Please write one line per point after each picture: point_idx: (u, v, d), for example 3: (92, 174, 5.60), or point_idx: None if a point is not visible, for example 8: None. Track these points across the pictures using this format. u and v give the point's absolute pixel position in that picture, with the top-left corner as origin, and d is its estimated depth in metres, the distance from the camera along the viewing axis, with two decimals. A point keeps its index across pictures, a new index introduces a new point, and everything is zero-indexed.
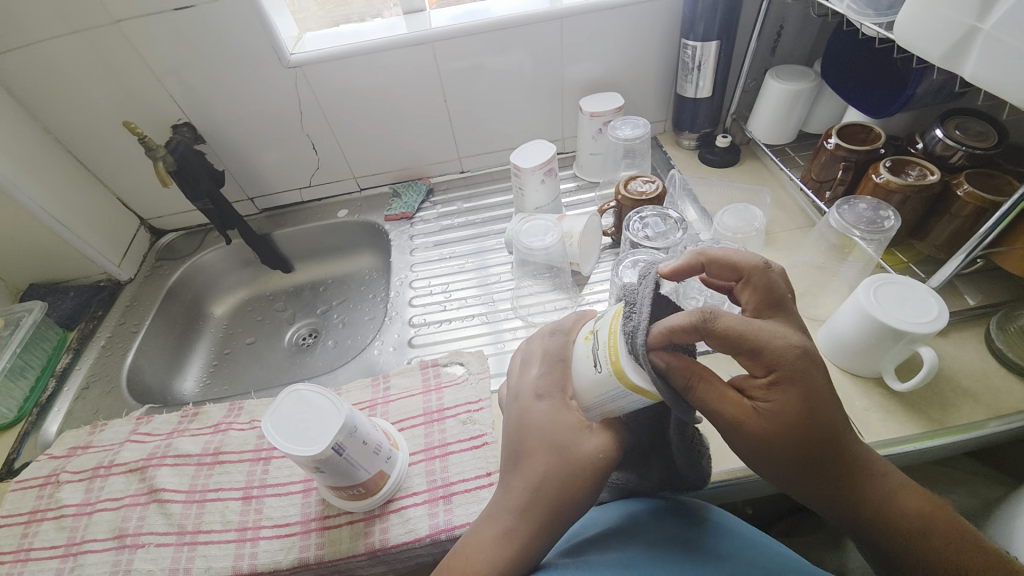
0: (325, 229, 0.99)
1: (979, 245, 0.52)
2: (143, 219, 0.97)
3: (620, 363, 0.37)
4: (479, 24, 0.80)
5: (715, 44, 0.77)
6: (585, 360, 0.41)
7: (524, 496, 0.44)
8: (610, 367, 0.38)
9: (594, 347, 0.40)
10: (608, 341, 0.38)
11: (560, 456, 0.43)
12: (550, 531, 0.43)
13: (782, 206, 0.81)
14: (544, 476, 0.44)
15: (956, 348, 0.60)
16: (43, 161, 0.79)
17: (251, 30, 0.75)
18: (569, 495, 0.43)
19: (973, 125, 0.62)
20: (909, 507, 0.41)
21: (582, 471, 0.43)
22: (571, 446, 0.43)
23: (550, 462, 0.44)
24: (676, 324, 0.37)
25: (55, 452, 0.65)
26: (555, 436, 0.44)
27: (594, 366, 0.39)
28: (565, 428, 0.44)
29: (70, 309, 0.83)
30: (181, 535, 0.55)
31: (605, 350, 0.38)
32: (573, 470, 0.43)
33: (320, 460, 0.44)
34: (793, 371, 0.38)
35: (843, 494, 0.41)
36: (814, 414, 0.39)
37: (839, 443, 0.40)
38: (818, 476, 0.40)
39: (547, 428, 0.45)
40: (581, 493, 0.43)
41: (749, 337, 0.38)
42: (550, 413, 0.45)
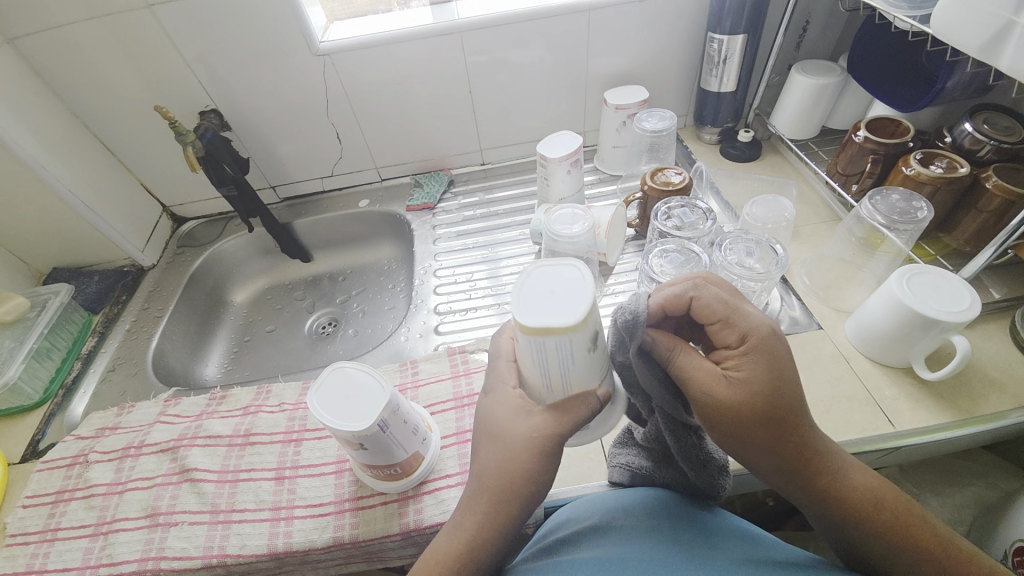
0: (347, 219, 1.00)
1: (1010, 237, 0.52)
2: (165, 206, 0.97)
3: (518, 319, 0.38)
4: (507, 14, 0.80)
5: (742, 38, 0.78)
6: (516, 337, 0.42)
7: (476, 488, 0.43)
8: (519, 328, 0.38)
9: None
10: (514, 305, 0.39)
11: (499, 445, 0.43)
12: (503, 517, 0.42)
13: (806, 200, 0.81)
14: (491, 465, 0.42)
15: (983, 339, 0.60)
16: (72, 144, 0.80)
17: (282, 18, 0.75)
18: (508, 480, 0.41)
19: (1000, 120, 0.62)
20: (878, 500, 0.40)
21: (519, 454, 0.42)
22: (507, 433, 0.43)
23: (491, 452, 0.43)
24: (668, 294, 0.43)
25: (81, 433, 0.65)
26: (495, 425, 0.43)
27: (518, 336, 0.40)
28: (505, 416, 0.43)
29: (94, 293, 0.83)
30: (215, 514, 0.55)
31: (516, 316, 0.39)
32: (511, 455, 0.42)
33: (363, 436, 0.45)
34: (761, 345, 0.40)
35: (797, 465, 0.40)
36: (776, 384, 0.39)
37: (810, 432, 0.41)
38: (777, 445, 0.40)
39: (494, 419, 0.44)
40: (523, 478, 0.41)
41: (725, 313, 0.41)
42: (493, 405, 0.45)
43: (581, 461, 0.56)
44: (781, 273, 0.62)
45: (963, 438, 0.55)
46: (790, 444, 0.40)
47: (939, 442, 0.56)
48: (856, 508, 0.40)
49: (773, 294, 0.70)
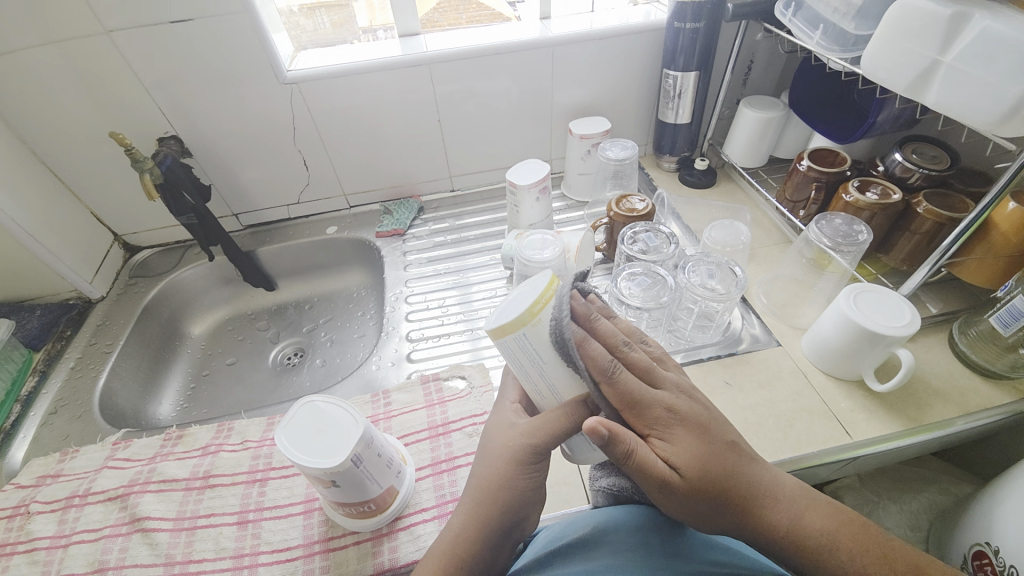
0: (314, 246, 0.98)
1: (942, 257, 0.58)
2: (117, 235, 0.92)
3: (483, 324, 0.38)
4: (474, 48, 0.83)
5: (694, 74, 0.84)
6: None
7: (472, 496, 0.44)
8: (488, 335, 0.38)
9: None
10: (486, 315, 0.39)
11: (489, 452, 0.45)
12: (494, 524, 0.43)
13: (759, 225, 0.86)
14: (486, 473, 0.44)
15: (925, 351, 0.65)
16: (17, 171, 0.75)
17: (249, 47, 0.75)
18: (492, 483, 0.43)
19: (928, 150, 0.69)
20: (840, 545, 0.41)
21: (501, 459, 0.44)
22: (496, 441, 0.45)
23: (483, 457, 0.46)
24: (595, 353, 0.39)
25: (19, 483, 0.60)
26: (490, 434, 0.47)
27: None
28: (500, 425, 0.46)
29: (36, 329, 0.77)
30: (170, 566, 0.51)
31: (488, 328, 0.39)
32: (496, 460, 0.44)
33: (336, 473, 0.44)
34: (660, 428, 0.41)
35: (746, 527, 0.42)
36: (696, 463, 0.40)
37: (746, 496, 0.41)
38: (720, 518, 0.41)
39: (493, 431, 0.46)
40: (504, 481, 0.43)
41: (633, 398, 0.40)
42: (493, 417, 0.48)
43: (559, 487, 0.56)
44: (740, 293, 0.65)
45: (913, 445, 0.59)
46: (732, 513, 0.41)
47: (892, 450, 0.59)
48: (819, 557, 0.41)
49: (735, 314, 0.73)
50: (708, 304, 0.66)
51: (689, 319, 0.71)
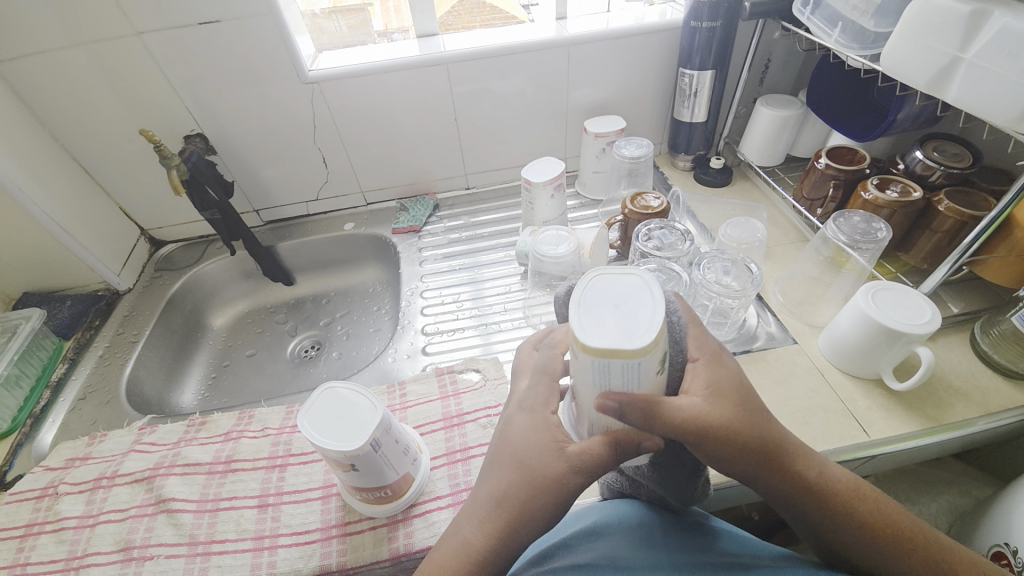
0: (331, 242, 1.00)
1: (963, 255, 0.57)
2: (144, 229, 0.95)
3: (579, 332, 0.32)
4: (490, 48, 0.84)
5: (710, 73, 0.84)
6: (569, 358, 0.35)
7: (491, 518, 0.40)
8: (576, 343, 0.33)
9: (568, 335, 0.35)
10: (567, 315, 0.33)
11: (527, 478, 0.39)
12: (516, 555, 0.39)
13: (776, 223, 0.86)
14: (507, 491, 0.40)
15: (946, 351, 0.64)
16: (50, 167, 0.78)
17: (274, 48, 0.77)
18: (530, 520, 0.39)
19: (949, 148, 0.68)
20: (861, 497, 0.42)
21: (545, 496, 0.38)
22: (537, 468, 0.39)
23: (513, 480, 0.40)
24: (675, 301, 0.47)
25: (50, 464, 0.62)
26: (525, 454, 0.40)
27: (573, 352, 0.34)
28: (537, 445, 0.40)
29: (67, 318, 0.80)
30: (193, 546, 0.53)
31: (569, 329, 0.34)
32: (537, 493, 0.39)
33: (356, 456, 0.45)
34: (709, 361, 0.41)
35: (776, 476, 0.41)
36: (735, 399, 0.40)
37: (782, 442, 0.41)
38: (755, 464, 0.40)
39: (521, 447, 0.40)
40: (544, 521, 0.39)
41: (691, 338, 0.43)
42: (528, 427, 0.41)
43: None
44: (756, 290, 0.65)
45: (931, 445, 0.59)
46: (765, 459, 0.40)
47: (909, 450, 0.58)
48: (842, 508, 0.42)
49: (750, 311, 0.73)
50: (723, 301, 0.66)
51: (703, 316, 0.69)
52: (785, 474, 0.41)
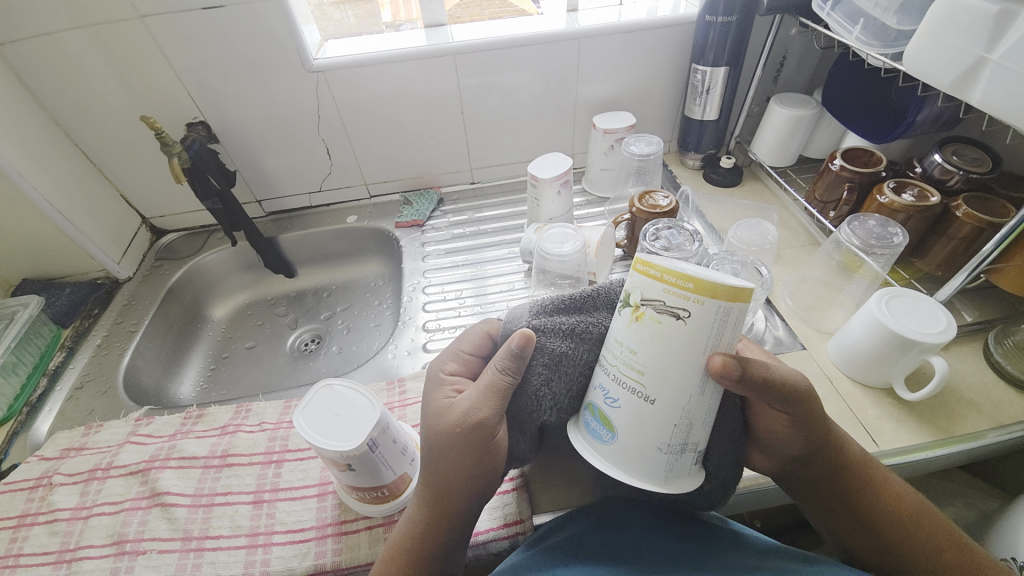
0: (334, 234, 0.99)
1: (982, 263, 0.55)
2: (145, 218, 0.95)
3: (703, 282, 0.30)
4: (499, 40, 0.82)
5: (723, 70, 0.82)
6: (664, 335, 0.32)
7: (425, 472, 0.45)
8: (696, 298, 0.30)
9: (653, 309, 0.32)
10: (667, 280, 0.31)
11: (432, 431, 0.45)
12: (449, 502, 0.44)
13: (787, 226, 0.84)
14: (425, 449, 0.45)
15: (958, 361, 0.63)
16: (51, 153, 0.77)
17: (278, 36, 0.76)
18: (449, 469, 0.44)
19: (969, 152, 0.66)
20: (900, 500, 0.45)
21: (450, 442, 0.44)
22: (440, 422, 0.45)
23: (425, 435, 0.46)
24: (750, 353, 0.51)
25: (46, 454, 0.61)
26: (431, 415, 0.46)
27: (676, 320, 0.32)
28: (439, 406, 0.47)
29: (65, 306, 0.79)
30: (186, 541, 0.52)
31: (671, 294, 0.31)
32: (443, 441, 0.44)
33: (352, 456, 0.44)
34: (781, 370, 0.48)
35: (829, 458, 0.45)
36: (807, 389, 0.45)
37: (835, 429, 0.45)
38: (817, 444, 0.44)
39: (429, 409, 0.47)
40: (464, 472, 0.44)
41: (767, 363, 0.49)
42: (433, 391, 0.48)
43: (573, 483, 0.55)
44: (766, 293, 0.63)
45: (939, 458, 0.57)
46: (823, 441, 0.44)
47: (920, 462, 0.57)
48: (874, 501, 0.45)
49: (758, 315, 0.71)
50: None
51: None
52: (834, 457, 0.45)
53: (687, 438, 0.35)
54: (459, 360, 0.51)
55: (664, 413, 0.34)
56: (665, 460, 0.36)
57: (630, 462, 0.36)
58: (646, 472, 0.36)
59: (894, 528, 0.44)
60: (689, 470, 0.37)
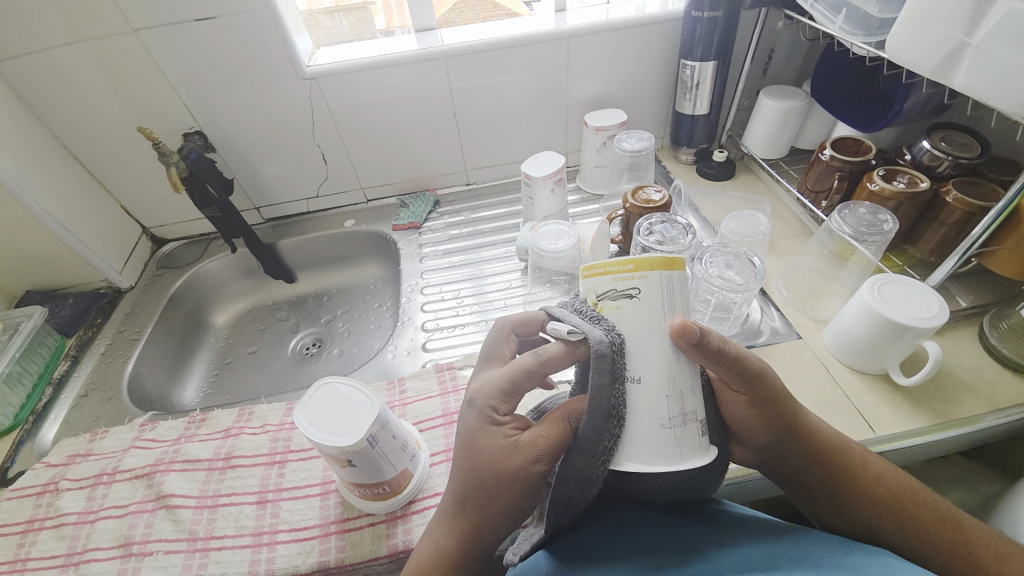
0: (332, 239, 1.00)
1: (971, 246, 0.55)
2: (146, 228, 0.96)
3: (638, 260, 0.36)
4: (489, 41, 0.83)
5: (712, 64, 0.83)
6: (626, 316, 0.37)
7: (461, 509, 0.44)
8: (640, 275, 0.36)
9: (609, 300, 0.37)
10: (611, 270, 0.37)
11: (479, 475, 0.43)
12: (486, 540, 0.44)
13: (780, 217, 0.84)
14: (466, 492, 0.43)
15: (954, 345, 0.63)
16: (51, 166, 0.79)
17: (274, 46, 0.77)
18: (496, 510, 0.43)
19: (957, 137, 0.67)
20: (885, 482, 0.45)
21: (505, 489, 0.42)
22: (492, 469, 0.42)
23: (467, 475, 0.43)
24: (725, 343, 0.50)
25: (52, 460, 0.62)
26: (476, 458, 0.43)
27: (631, 300, 0.37)
28: (489, 448, 0.43)
29: (69, 316, 0.81)
30: (192, 542, 0.53)
31: (618, 280, 0.37)
32: (496, 487, 0.42)
33: (352, 452, 0.44)
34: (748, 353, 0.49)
35: (799, 443, 0.45)
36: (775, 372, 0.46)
37: (799, 413, 0.45)
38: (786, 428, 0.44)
39: (472, 448, 0.43)
40: (513, 511, 0.43)
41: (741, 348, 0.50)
42: (474, 432, 0.44)
43: None
44: (759, 284, 0.64)
45: (937, 442, 0.57)
46: (791, 426, 0.44)
47: (919, 447, 0.57)
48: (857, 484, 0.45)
49: (754, 306, 0.72)
50: (725, 295, 0.65)
51: (705, 311, 0.69)
52: (804, 442, 0.45)
53: (683, 408, 0.37)
54: (509, 397, 0.44)
55: (652, 390, 0.37)
56: (671, 436, 0.36)
57: (639, 450, 0.37)
58: (662, 457, 0.37)
59: (879, 510, 0.44)
60: (699, 443, 0.38)
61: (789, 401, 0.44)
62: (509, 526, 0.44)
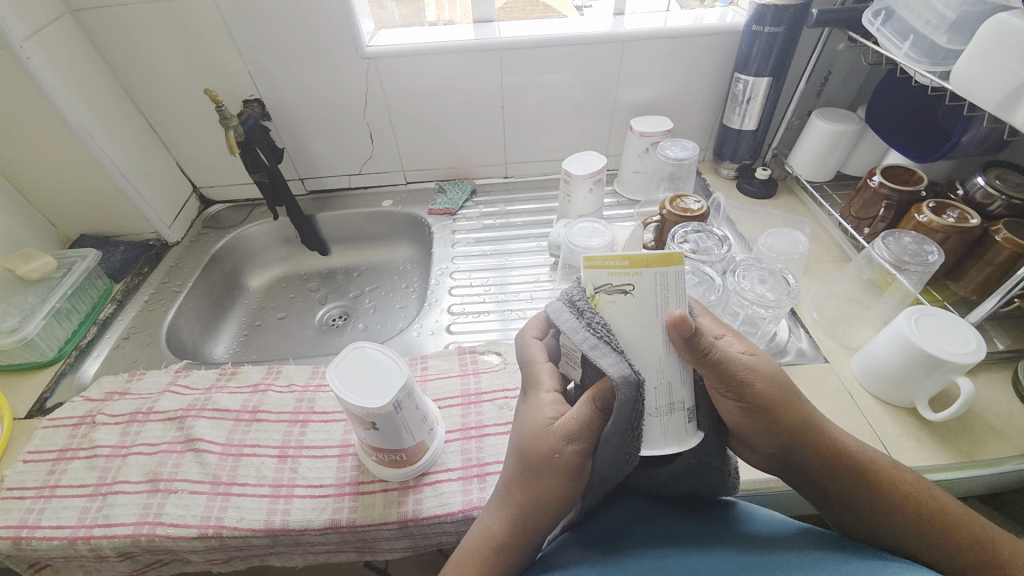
0: (369, 216, 1.02)
1: (1015, 287, 0.53)
2: (196, 187, 1.00)
3: (633, 256, 0.38)
4: (544, 38, 0.84)
5: (766, 81, 0.82)
6: (618, 309, 0.38)
7: (506, 493, 0.45)
8: (634, 270, 0.38)
9: (605, 293, 0.38)
10: (607, 265, 0.38)
11: (521, 454, 0.44)
12: (532, 527, 0.44)
13: (818, 240, 0.83)
14: (511, 474, 0.45)
15: (987, 387, 0.61)
16: (119, 118, 0.83)
17: (337, 24, 0.80)
18: (539, 494, 0.43)
19: (1014, 176, 0.65)
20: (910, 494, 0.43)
21: (544, 469, 0.43)
22: (531, 448, 0.44)
23: (513, 456, 0.45)
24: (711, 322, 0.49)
25: (90, 395, 0.66)
26: (520, 435, 0.45)
27: (625, 295, 0.38)
28: (533, 423, 0.45)
29: (119, 262, 0.85)
30: (215, 485, 0.55)
31: (614, 275, 0.38)
32: (536, 466, 0.43)
33: (378, 415, 0.46)
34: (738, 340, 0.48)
35: (809, 454, 0.43)
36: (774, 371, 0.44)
37: (806, 422, 0.43)
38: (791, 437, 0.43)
39: (518, 427, 0.46)
40: (556, 498, 0.43)
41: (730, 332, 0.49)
42: (526, 410, 0.47)
43: None
44: (791, 303, 0.63)
45: (959, 483, 0.56)
46: (796, 436, 0.43)
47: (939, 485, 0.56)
48: (878, 497, 0.43)
49: (782, 325, 0.71)
50: (755, 310, 0.64)
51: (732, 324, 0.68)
52: (815, 453, 0.43)
53: (671, 398, 0.39)
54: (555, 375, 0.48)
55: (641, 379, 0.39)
56: (658, 421, 0.39)
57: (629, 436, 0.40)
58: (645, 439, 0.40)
59: (902, 524, 0.42)
60: (684, 429, 0.40)
61: (792, 408, 0.43)
62: (557, 511, 0.44)
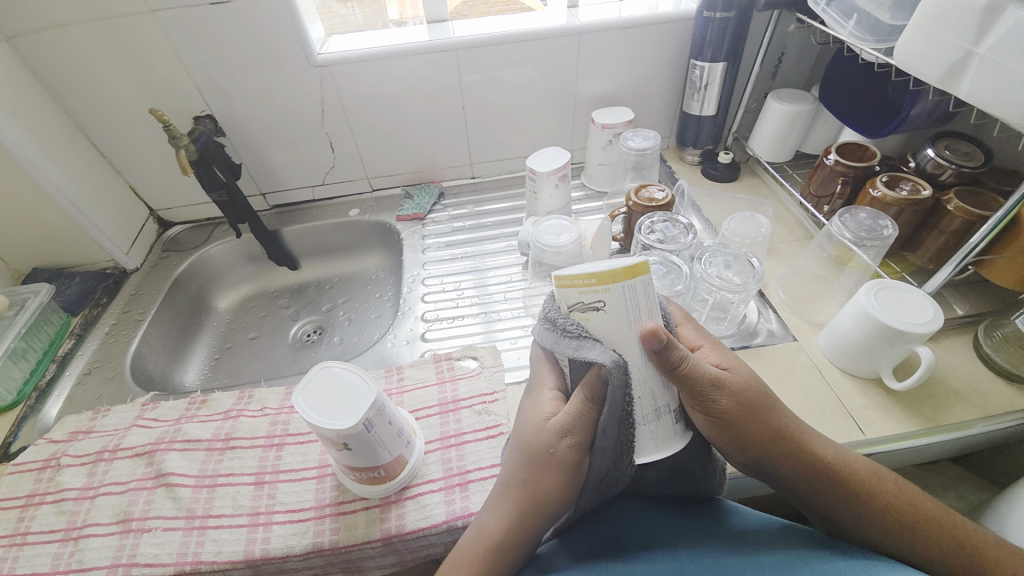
0: (336, 227, 1.00)
1: (969, 254, 0.55)
2: (152, 210, 0.97)
3: (601, 274, 0.37)
4: (499, 35, 0.84)
5: (722, 65, 0.83)
6: (594, 327, 0.38)
7: (503, 492, 0.45)
8: (603, 288, 0.37)
9: (578, 312, 0.38)
10: (576, 284, 0.37)
11: (521, 450, 0.45)
12: (530, 526, 0.43)
13: (782, 220, 0.85)
14: (511, 473, 0.45)
15: (948, 352, 0.63)
16: (65, 145, 0.80)
17: (285, 33, 0.78)
18: (536, 491, 0.43)
19: (960, 146, 0.67)
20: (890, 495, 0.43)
21: (542, 463, 0.43)
22: (531, 444, 0.44)
23: (512, 455, 0.45)
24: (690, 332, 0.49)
25: (53, 437, 0.63)
26: (521, 433, 0.46)
27: (598, 312, 0.38)
28: (535, 418, 0.45)
29: (75, 295, 0.82)
30: (191, 519, 0.54)
31: (583, 294, 0.38)
32: (534, 460, 0.43)
33: (348, 436, 0.45)
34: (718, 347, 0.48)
35: (790, 462, 0.43)
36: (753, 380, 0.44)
37: (785, 431, 0.43)
38: (773, 446, 0.43)
39: (521, 425, 0.47)
40: (553, 494, 0.43)
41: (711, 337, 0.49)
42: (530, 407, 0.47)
43: None
44: (757, 286, 0.64)
45: (925, 447, 0.58)
46: (776, 445, 0.43)
47: (908, 451, 0.58)
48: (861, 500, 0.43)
49: (752, 307, 0.72)
50: (723, 295, 0.65)
51: (703, 310, 0.69)
52: (796, 461, 0.43)
53: (656, 404, 0.40)
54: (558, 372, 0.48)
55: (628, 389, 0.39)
56: (646, 429, 0.40)
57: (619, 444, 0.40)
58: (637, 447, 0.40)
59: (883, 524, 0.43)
60: (674, 431, 0.41)
61: (772, 416, 0.43)
62: (558, 506, 0.43)
